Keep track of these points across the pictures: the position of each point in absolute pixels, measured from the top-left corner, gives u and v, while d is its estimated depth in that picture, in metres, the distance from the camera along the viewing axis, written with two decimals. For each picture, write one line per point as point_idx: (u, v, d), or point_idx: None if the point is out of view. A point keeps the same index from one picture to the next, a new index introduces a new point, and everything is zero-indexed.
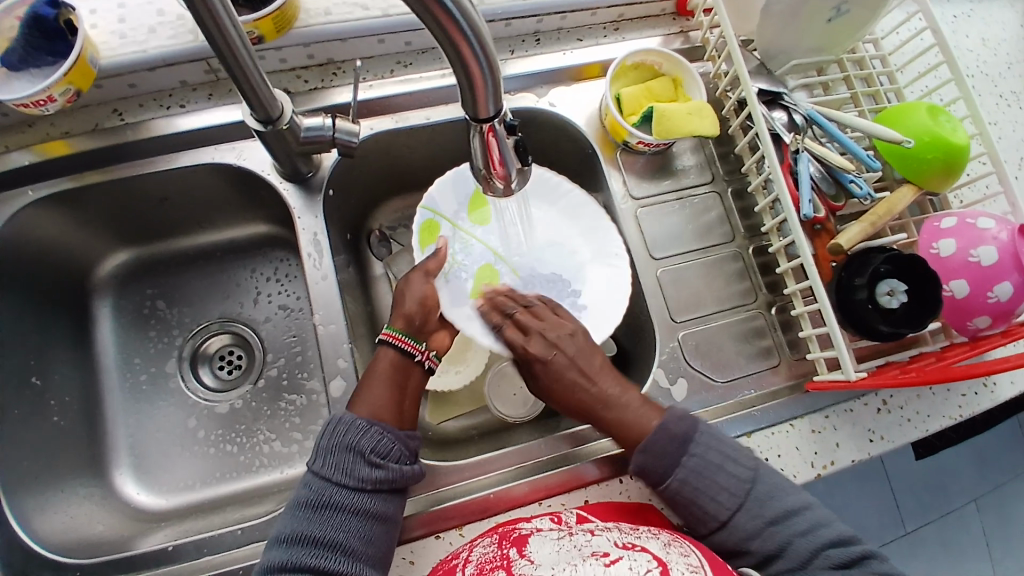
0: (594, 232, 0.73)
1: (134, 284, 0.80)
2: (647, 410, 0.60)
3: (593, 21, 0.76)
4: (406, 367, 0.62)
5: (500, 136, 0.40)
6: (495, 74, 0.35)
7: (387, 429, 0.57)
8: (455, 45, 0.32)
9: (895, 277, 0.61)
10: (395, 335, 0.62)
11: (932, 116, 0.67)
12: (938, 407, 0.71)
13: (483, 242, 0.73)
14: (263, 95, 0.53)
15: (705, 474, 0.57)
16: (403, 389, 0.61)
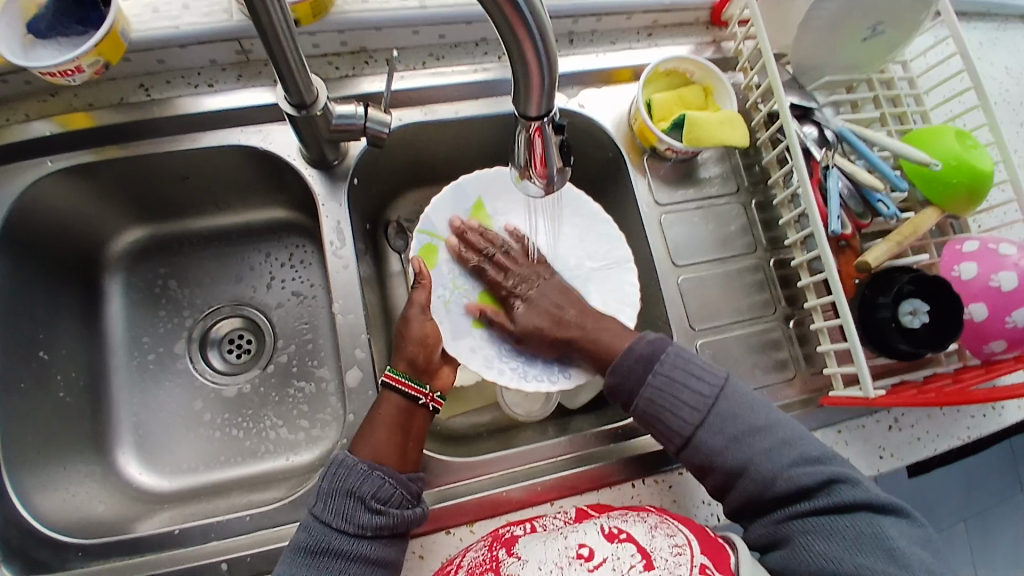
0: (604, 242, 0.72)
1: (146, 262, 0.79)
2: (620, 334, 0.64)
3: (627, 25, 0.76)
4: (410, 410, 0.61)
5: (546, 135, 0.39)
6: (552, 69, 0.34)
7: (388, 473, 0.56)
8: (516, 37, 0.32)
9: (918, 298, 0.62)
10: (396, 377, 0.61)
11: (958, 141, 0.67)
12: (948, 428, 0.71)
13: None
14: (299, 79, 0.52)
15: (670, 391, 0.57)
16: (406, 431, 0.60)
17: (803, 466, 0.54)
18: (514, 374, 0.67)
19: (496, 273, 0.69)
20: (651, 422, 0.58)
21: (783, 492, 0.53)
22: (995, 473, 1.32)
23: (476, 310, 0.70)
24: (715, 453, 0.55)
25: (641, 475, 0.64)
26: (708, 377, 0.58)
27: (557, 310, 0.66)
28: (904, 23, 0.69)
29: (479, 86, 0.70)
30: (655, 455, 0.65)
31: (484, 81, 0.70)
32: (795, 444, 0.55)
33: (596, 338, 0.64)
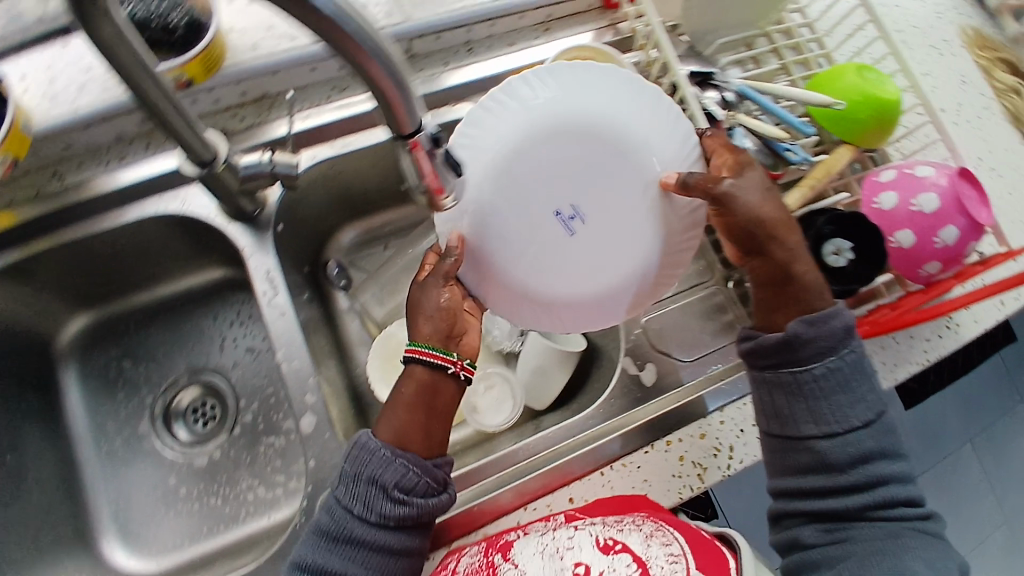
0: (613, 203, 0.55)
1: (98, 347, 0.78)
2: (818, 286, 0.58)
3: (523, 24, 0.75)
4: (436, 385, 0.58)
5: (427, 150, 0.43)
6: (407, 94, 0.40)
7: (412, 462, 0.54)
8: (364, 70, 0.38)
9: (840, 236, 0.61)
10: (421, 351, 0.57)
11: (860, 76, 0.68)
12: (904, 355, 0.72)
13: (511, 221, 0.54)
14: (192, 131, 0.53)
15: (847, 381, 0.56)
16: (431, 408, 0.57)
17: (903, 498, 0.54)
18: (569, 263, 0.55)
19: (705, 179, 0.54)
20: (810, 398, 0.56)
21: (879, 513, 0.53)
22: (991, 390, 1.33)
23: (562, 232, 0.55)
24: (835, 460, 0.55)
25: (608, 461, 0.64)
26: (874, 398, 0.56)
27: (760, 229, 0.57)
28: None
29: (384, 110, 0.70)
30: (622, 441, 0.64)
31: None
32: (909, 483, 0.55)
33: (795, 275, 0.57)
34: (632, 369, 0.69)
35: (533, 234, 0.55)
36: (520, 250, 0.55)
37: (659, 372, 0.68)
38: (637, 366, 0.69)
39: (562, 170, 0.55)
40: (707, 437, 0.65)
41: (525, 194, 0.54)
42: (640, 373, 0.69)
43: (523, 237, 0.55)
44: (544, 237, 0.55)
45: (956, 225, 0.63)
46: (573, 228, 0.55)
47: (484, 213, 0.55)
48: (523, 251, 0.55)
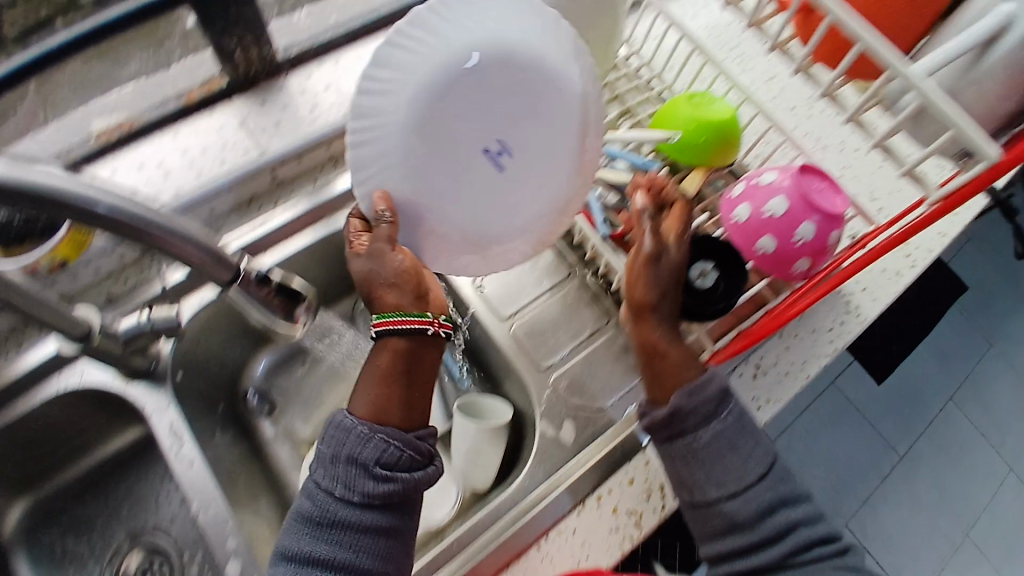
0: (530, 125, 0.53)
1: (33, 535, 0.77)
2: (692, 362, 0.60)
3: None
4: (417, 349, 0.59)
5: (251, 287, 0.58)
6: (213, 251, 0.55)
7: (392, 437, 0.55)
8: (171, 248, 0.53)
9: (700, 259, 0.64)
10: (391, 321, 0.58)
11: (693, 104, 0.71)
12: (810, 350, 0.74)
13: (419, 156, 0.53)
14: (60, 313, 0.59)
15: (732, 438, 0.57)
16: (411, 376, 0.58)
17: (820, 540, 0.55)
18: (492, 199, 0.55)
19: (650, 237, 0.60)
20: (706, 464, 0.57)
21: (799, 561, 0.55)
22: None
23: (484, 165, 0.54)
24: (743, 518, 0.56)
25: (541, 533, 0.64)
26: (761, 448, 0.58)
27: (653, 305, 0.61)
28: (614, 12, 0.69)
29: (257, 240, 0.72)
30: (549, 510, 0.64)
31: (259, 235, 0.72)
32: (818, 519, 0.57)
33: (666, 352, 0.60)
34: (550, 432, 0.70)
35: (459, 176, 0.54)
36: (447, 181, 0.54)
37: (576, 428, 0.70)
38: (553, 429, 0.70)
39: (483, 104, 0.52)
40: (635, 482, 0.66)
41: (442, 124, 0.52)
42: (558, 434, 0.70)
43: (450, 181, 0.54)
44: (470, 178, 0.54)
45: (812, 220, 0.64)
46: (501, 163, 0.54)
47: (408, 156, 0.53)
48: (450, 196, 0.54)
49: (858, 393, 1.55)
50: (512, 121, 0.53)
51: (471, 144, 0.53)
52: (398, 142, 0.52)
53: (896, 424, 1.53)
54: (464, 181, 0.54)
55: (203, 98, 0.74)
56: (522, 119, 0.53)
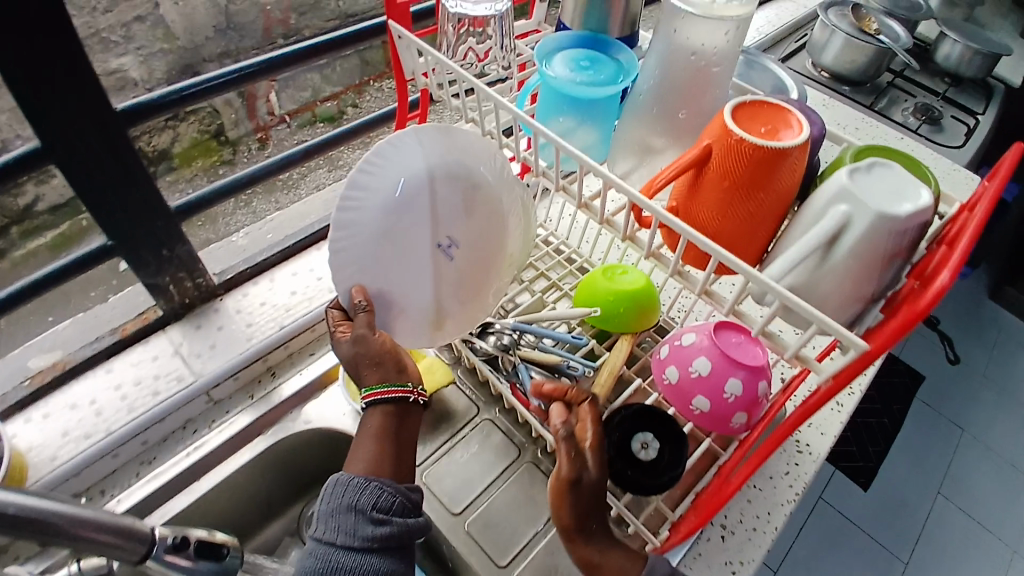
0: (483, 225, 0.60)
1: None
2: (634, 560, 0.61)
3: (317, 334, 0.84)
4: (403, 411, 0.60)
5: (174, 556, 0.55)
6: (122, 527, 0.51)
7: (386, 483, 0.56)
8: (85, 538, 0.48)
9: (641, 431, 0.65)
10: (378, 394, 0.58)
11: (608, 278, 0.75)
12: (772, 498, 0.73)
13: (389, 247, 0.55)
14: None
15: None
16: (400, 437, 0.59)
17: None
18: (449, 289, 0.60)
19: (566, 457, 0.59)
20: None
21: None
22: None
23: (440, 258, 0.59)
24: None
25: None
26: None
27: (581, 522, 0.59)
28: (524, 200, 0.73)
29: (195, 466, 0.73)
30: None
31: (199, 459, 0.73)
32: None
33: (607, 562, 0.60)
34: None
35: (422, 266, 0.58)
36: (407, 277, 0.57)
37: None
38: None
39: (443, 204, 0.57)
40: None
41: (406, 217, 0.55)
42: None
43: (414, 270, 0.58)
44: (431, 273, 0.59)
45: (737, 376, 0.64)
46: (452, 256, 0.59)
47: (373, 247, 0.54)
48: (415, 283, 0.58)
49: (848, 507, 1.50)
50: (464, 220, 0.59)
51: (432, 252, 0.58)
52: (370, 235, 0.53)
53: (892, 532, 1.47)
54: (425, 276, 0.59)
55: (140, 329, 0.80)
56: (475, 218, 0.59)
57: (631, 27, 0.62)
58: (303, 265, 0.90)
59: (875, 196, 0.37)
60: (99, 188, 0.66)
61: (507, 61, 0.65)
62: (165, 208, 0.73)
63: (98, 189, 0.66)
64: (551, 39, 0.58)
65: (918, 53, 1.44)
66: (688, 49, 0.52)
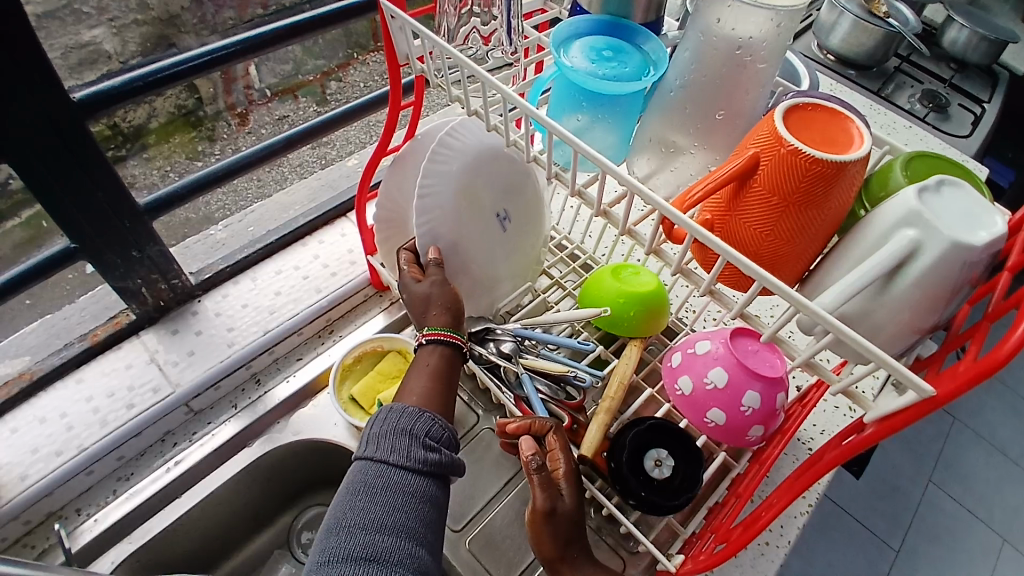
0: (524, 201, 0.73)
1: None
2: None
3: (304, 336, 0.78)
4: (453, 360, 0.62)
5: None
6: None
7: (435, 415, 0.55)
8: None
9: (654, 447, 0.62)
10: (439, 333, 0.61)
11: (617, 278, 0.71)
12: (786, 510, 0.70)
13: (457, 218, 0.65)
14: None
15: None
16: (449, 383, 0.61)
17: None
18: (502, 255, 0.72)
19: (540, 489, 0.55)
20: None
21: None
22: None
23: (496, 228, 0.70)
24: None
25: None
26: None
27: (564, 549, 0.56)
28: (529, 202, 0.73)
29: (177, 481, 0.68)
30: None
31: (181, 474, 0.68)
32: None
33: None
34: None
35: (454, 235, 0.65)
36: (473, 244, 0.68)
37: None
38: None
39: (493, 181, 0.68)
40: None
41: (472, 192, 0.65)
42: None
43: (472, 236, 0.67)
44: (454, 245, 0.66)
45: (754, 389, 0.60)
46: (506, 226, 0.71)
47: (452, 219, 0.64)
48: (472, 254, 0.68)
49: (844, 496, 1.50)
50: (512, 194, 0.71)
51: (490, 221, 0.69)
52: (448, 208, 0.63)
53: (886, 520, 1.47)
54: (485, 245, 0.70)
55: (111, 333, 0.74)
56: (518, 193, 0.72)
57: (656, 14, 0.56)
58: (288, 263, 0.84)
59: (949, 222, 0.35)
60: (58, 188, 0.60)
61: (513, 47, 0.59)
62: (135, 207, 0.67)
63: (57, 189, 0.60)
64: (567, 23, 0.53)
65: (926, 36, 1.39)
66: (731, 42, 0.47)
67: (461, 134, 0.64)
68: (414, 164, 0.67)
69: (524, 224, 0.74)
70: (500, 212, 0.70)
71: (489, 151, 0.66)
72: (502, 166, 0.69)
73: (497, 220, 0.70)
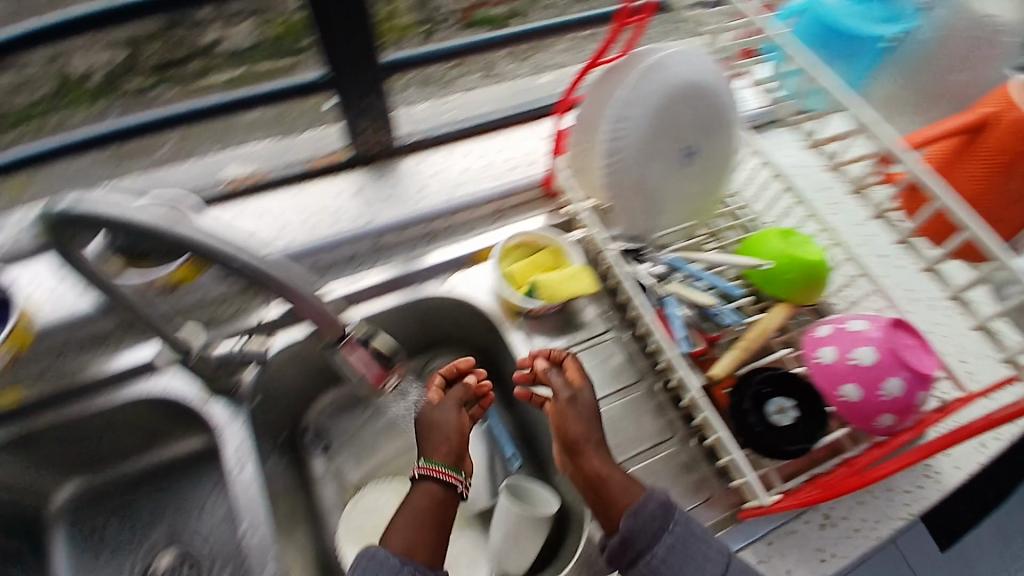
0: (711, 142, 0.75)
1: (87, 515, 0.82)
2: (631, 482, 0.64)
3: (478, 214, 0.88)
4: (444, 498, 0.66)
5: (357, 347, 0.68)
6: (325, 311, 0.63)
7: (416, 571, 0.59)
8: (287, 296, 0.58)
9: (779, 396, 0.65)
10: (434, 468, 0.67)
11: (784, 240, 0.72)
12: (885, 510, 0.69)
13: (643, 138, 0.70)
14: (165, 329, 0.66)
15: (688, 545, 0.58)
16: (441, 521, 0.65)
17: None
18: (676, 189, 0.76)
19: (562, 383, 0.72)
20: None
21: None
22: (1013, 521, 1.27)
23: (677, 160, 0.74)
24: None
25: None
26: (714, 549, 0.58)
27: (586, 438, 0.68)
28: (715, 144, 0.75)
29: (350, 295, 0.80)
30: None
31: (353, 291, 0.79)
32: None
33: (605, 475, 0.64)
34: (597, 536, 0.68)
35: (635, 153, 0.71)
36: (651, 169, 0.73)
37: None
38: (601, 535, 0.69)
39: (685, 114, 0.72)
40: None
41: (662, 120, 0.70)
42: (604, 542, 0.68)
43: (652, 160, 0.72)
44: (637, 163, 0.72)
45: (900, 377, 0.61)
46: (687, 161, 0.74)
47: (638, 138, 0.70)
48: (648, 178, 0.73)
49: None
50: (701, 133, 0.74)
51: (673, 151, 0.73)
52: (637, 127, 0.70)
53: None
54: (663, 174, 0.74)
55: (327, 165, 0.88)
56: (708, 133, 0.74)
57: None
58: (479, 149, 0.93)
59: None
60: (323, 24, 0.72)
61: None
62: (372, 56, 0.78)
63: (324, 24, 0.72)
64: None
65: None
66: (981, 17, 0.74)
67: (672, 63, 0.69)
68: (622, 79, 0.70)
69: (705, 166, 0.76)
70: (686, 148, 0.74)
71: (692, 85, 0.70)
72: (701, 103, 0.72)
73: (682, 152, 0.74)
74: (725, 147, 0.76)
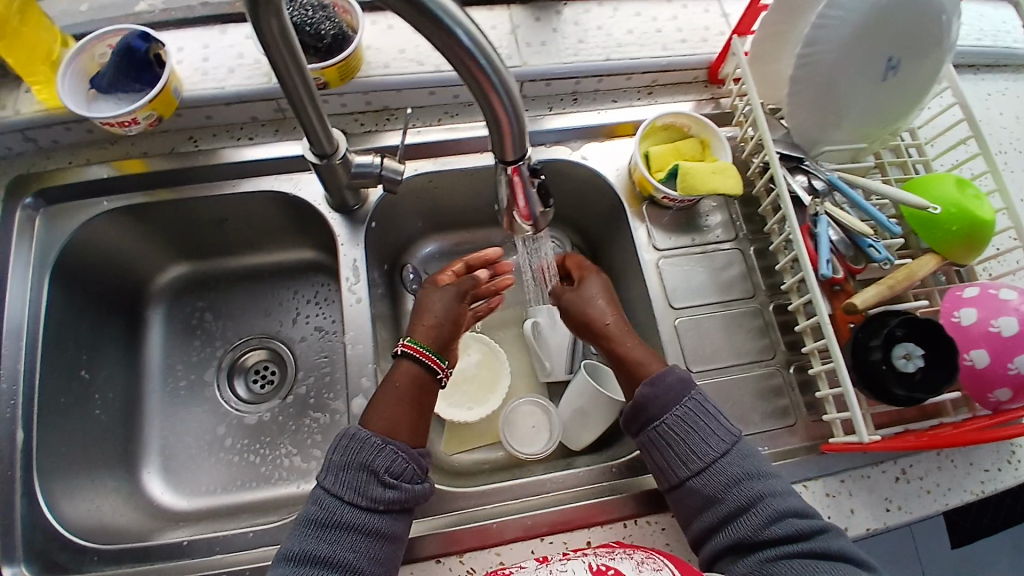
0: (921, 60, 0.66)
1: (187, 297, 0.87)
2: (652, 356, 0.66)
3: (627, 85, 0.82)
4: (426, 381, 0.65)
5: (523, 177, 0.49)
6: (518, 120, 0.44)
7: (399, 448, 0.59)
8: (482, 91, 0.42)
9: (911, 341, 0.61)
10: (416, 347, 0.66)
11: (959, 188, 0.66)
12: (960, 481, 0.68)
13: (853, 36, 0.62)
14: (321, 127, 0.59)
15: (698, 421, 0.59)
16: (420, 403, 0.64)
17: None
18: (866, 106, 0.68)
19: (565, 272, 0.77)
20: (663, 446, 0.59)
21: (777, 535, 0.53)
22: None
23: (880, 71, 0.65)
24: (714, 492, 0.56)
25: (636, 513, 0.64)
26: (726, 429, 0.59)
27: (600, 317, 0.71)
28: (922, 63, 0.67)
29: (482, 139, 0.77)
30: (643, 499, 0.64)
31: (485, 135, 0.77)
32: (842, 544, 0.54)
33: (626, 348, 0.67)
34: None
35: (839, 51, 0.63)
36: (849, 74, 0.65)
37: None
38: None
39: (904, 19, 0.63)
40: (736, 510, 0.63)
41: (880, 19, 0.62)
42: None
43: (853, 65, 0.64)
44: (834, 66, 0.64)
45: None
46: (890, 76, 0.66)
47: (847, 34, 0.62)
48: (842, 85, 0.65)
49: None
50: (914, 45, 0.65)
51: (880, 60, 0.65)
52: (849, 21, 0.61)
53: None
54: (860, 84, 0.66)
55: None
56: (921, 47, 0.65)
57: None
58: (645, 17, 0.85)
59: None
60: None
61: None
62: None
63: None
64: None
65: None
66: None
67: None
68: None
69: (906, 86, 0.67)
70: (894, 58, 0.65)
71: None
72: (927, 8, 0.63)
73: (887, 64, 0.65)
74: (934, 67, 0.67)
